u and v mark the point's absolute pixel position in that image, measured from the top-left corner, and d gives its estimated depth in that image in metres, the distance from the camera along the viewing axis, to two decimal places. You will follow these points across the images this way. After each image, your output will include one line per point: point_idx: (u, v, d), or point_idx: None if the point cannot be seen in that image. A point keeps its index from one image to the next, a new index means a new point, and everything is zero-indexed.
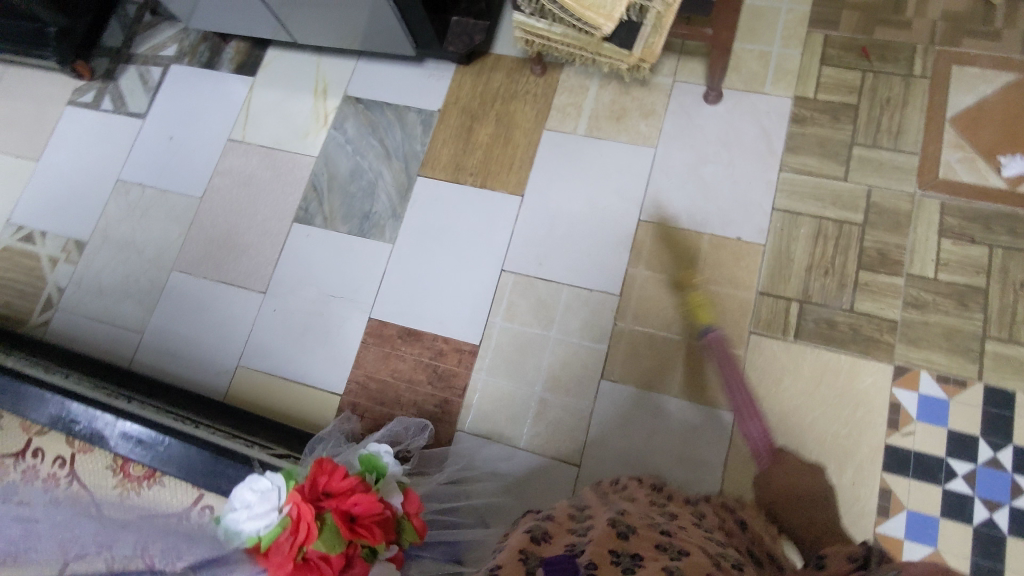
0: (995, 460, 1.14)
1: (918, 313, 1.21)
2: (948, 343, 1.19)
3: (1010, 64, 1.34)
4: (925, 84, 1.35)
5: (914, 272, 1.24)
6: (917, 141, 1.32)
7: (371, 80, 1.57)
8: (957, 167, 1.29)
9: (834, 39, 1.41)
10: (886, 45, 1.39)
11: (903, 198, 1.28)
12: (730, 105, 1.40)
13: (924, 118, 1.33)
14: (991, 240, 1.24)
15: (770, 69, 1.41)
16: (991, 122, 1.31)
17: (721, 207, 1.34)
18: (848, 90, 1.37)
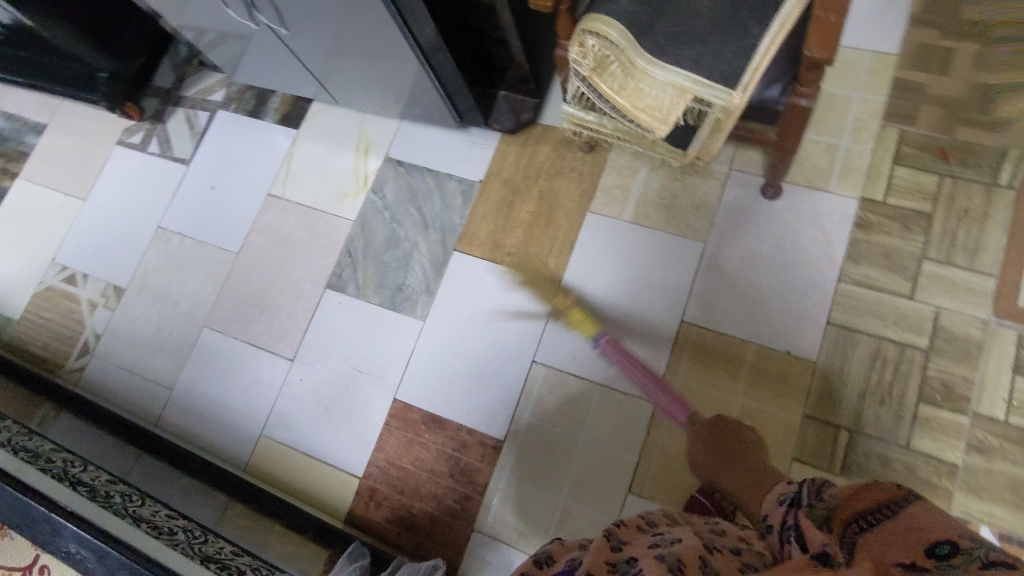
0: None
1: (982, 458, 1.13)
2: (1013, 496, 1.11)
3: None
4: (1009, 197, 1.24)
5: (981, 411, 1.15)
6: (995, 261, 1.21)
7: (413, 143, 1.52)
8: None
9: (910, 137, 1.30)
10: (968, 148, 1.28)
11: (975, 325, 1.19)
12: (790, 201, 1.31)
13: (1005, 235, 1.22)
14: None
15: (837, 166, 1.31)
16: None
17: (770, 316, 1.26)
18: (921, 197, 1.27)
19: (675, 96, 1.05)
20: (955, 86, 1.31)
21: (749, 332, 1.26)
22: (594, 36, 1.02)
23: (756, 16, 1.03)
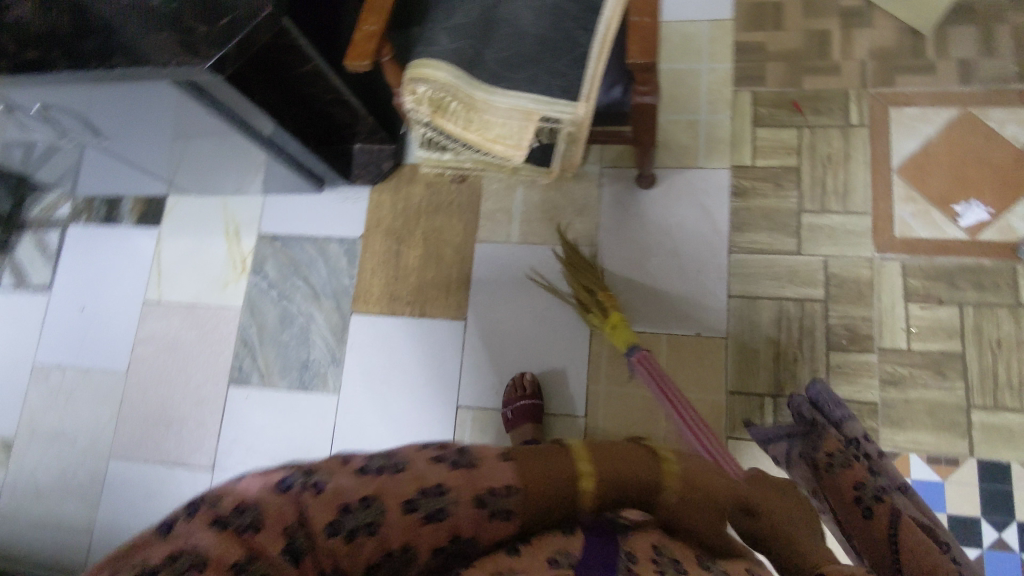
0: (1001, 540, 1.09)
1: (897, 390, 1.17)
2: (933, 419, 1.15)
3: (950, 97, 1.25)
4: (864, 133, 1.27)
5: (886, 346, 1.19)
6: (866, 199, 1.24)
7: (284, 214, 1.45)
8: (912, 222, 1.22)
9: (762, 96, 1.33)
10: (817, 95, 1.31)
11: (861, 264, 1.22)
12: (666, 186, 1.32)
13: (870, 172, 1.25)
14: (960, 298, 1.18)
15: (701, 140, 1.33)
16: (940, 167, 1.23)
17: (674, 303, 1.27)
18: (785, 152, 1.29)
19: (521, 120, 1.05)
20: (791, 38, 1.34)
21: (658, 324, 1.26)
22: (422, 82, 1.00)
23: (579, 24, 1.04)
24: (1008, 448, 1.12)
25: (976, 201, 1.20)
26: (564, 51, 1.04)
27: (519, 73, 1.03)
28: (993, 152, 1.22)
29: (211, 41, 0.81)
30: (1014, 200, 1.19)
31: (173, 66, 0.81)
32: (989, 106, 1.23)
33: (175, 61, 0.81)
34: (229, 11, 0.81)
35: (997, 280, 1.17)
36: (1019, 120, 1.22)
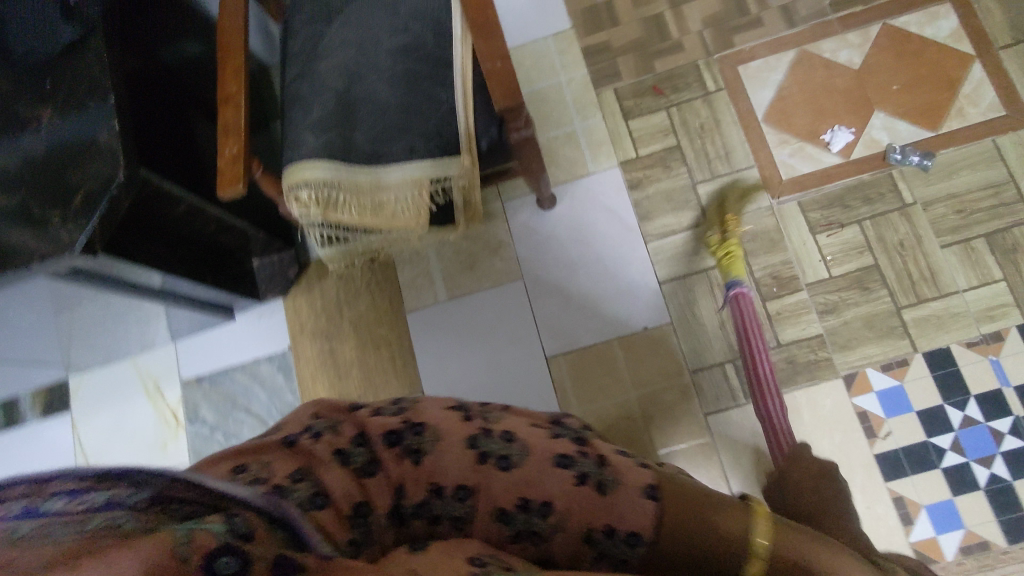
0: (968, 418, 1.17)
1: (835, 316, 1.24)
2: (874, 331, 1.22)
3: (784, 42, 1.35)
4: (724, 96, 1.34)
5: (811, 281, 1.26)
6: (746, 154, 1.32)
7: (203, 352, 1.38)
8: (793, 162, 1.30)
9: (624, 90, 1.38)
10: (671, 75, 1.37)
11: (764, 214, 1.29)
12: (567, 201, 1.36)
13: (741, 129, 1.33)
14: (857, 216, 1.26)
15: (584, 148, 1.37)
16: (799, 106, 1.32)
17: (613, 305, 1.30)
18: (662, 135, 1.35)
19: (412, 189, 1.04)
20: (630, 31, 1.40)
21: (606, 330, 1.29)
22: (303, 186, 0.99)
23: (434, 82, 1.05)
24: (944, 334, 1.20)
25: (840, 126, 1.29)
26: (430, 111, 1.04)
27: (395, 144, 1.03)
28: (836, 78, 1.32)
29: (72, 225, 0.72)
30: (870, 115, 1.29)
31: (37, 263, 0.71)
32: (819, 39, 1.34)
33: (38, 258, 0.71)
34: (79, 188, 0.73)
35: (881, 189, 1.26)
36: (848, 44, 1.33)
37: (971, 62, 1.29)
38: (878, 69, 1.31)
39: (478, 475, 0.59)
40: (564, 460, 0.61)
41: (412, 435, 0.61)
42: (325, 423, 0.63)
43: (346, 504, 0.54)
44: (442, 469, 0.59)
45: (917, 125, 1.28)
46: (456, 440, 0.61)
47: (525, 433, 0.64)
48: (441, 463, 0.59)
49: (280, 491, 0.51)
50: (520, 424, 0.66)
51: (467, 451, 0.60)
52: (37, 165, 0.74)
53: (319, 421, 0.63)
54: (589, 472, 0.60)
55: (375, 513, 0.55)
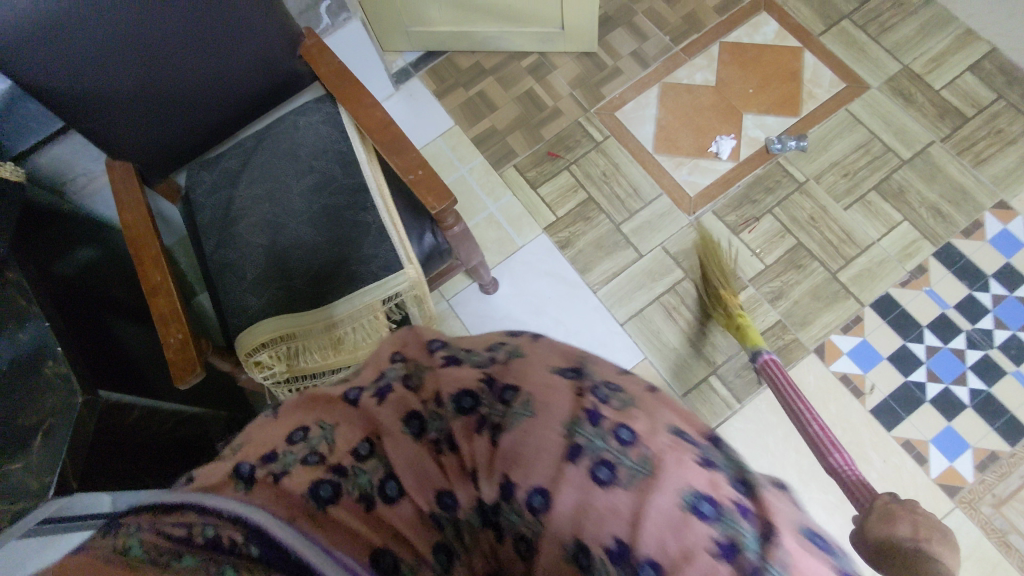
0: (930, 347, 1.25)
1: (785, 300, 1.31)
2: (822, 300, 1.30)
3: (646, 82, 1.49)
4: (614, 141, 1.45)
5: (752, 275, 1.34)
6: (652, 184, 1.41)
7: None
8: (694, 178, 1.41)
9: (523, 163, 1.46)
10: (561, 137, 1.47)
11: (688, 231, 1.37)
12: (509, 279, 1.39)
13: (639, 164, 1.43)
14: (766, 206, 1.38)
15: (506, 226, 1.42)
16: (680, 130, 1.44)
17: None
18: (573, 191, 1.43)
19: (369, 316, 1.01)
20: (510, 110, 1.50)
21: None
22: (260, 348, 0.97)
23: (357, 209, 1.05)
24: (880, 282, 1.30)
25: (720, 137, 1.43)
26: (362, 236, 1.03)
27: (339, 278, 1.01)
28: (701, 99, 1.46)
29: (36, 469, 0.64)
30: (740, 119, 1.44)
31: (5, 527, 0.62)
32: (674, 71, 1.49)
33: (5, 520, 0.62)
34: (35, 428, 0.66)
35: (776, 177, 1.39)
36: (699, 68, 1.49)
37: (802, 53, 1.48)
38: (731, 81, 1.47)
39: (594, 504, 0.38)
40: (709, 512, 0.36)
41: (498, 403, 0.44)
42: (403, 365, 0.51)
43: (419, 496, 0.44)
44: (523, 467, 0.41)
45: (782, 116, 1.43)
46: (557, 432, 0.41)
47: (670, 441, 0.40)
48: (525, 459, 0.41)
49: (344, 471, 0.44)
50: (682, 440, 0.40)
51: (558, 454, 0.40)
52: None
53: (397, 362, 0.51)
54: (748, 552, 0.35)
55: (458, 517, 0.44)
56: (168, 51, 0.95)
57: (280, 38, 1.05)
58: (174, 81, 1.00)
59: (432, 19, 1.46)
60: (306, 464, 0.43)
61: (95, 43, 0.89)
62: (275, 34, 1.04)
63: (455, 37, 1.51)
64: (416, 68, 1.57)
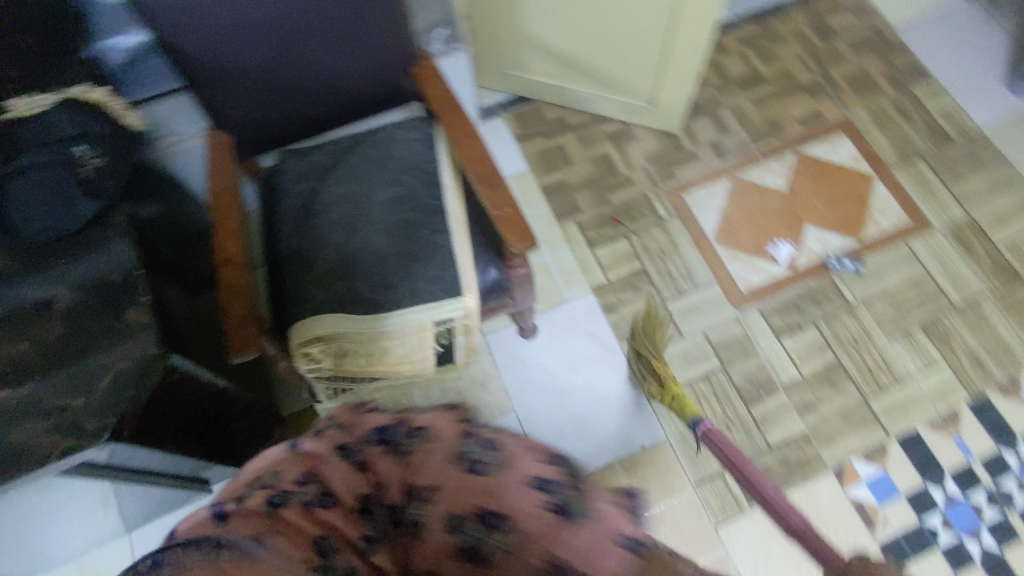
0: (948, 495, 1.24)
1: (814, 413, 1.31)
2: (851, 423, 1.30)
3: (719, 173, 1.54)
4: (677, 221, 1.49)
5: (787, 382, 1.34)
6: (706, 271, 1.44)
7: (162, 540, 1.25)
8: (747, 274, 1.43)
9: (586, 222, 1.50)
10: (627, 206, 1.52)
11: (732, 324, 1.39)
12: (549, 328, 1.40)
13: (697, 249, 1.46)
14: (812, 317, 1.39)
15: (557, 277, 1.45)
16: (742, 226, 1.48)
17: (607, 429, 1.32)
18: (628, 259, 1.46)
19: (417, 334, 1.03)
20: (583, 169, 1.56)
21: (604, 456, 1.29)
22: (313, 342, 1.00)
23: (432, 228, 1.06)
24: (911, 418, 1.30)
25: (781, 241, 1.46)
26: (430, 256, 1.04)
27: (400, 289, 1.02)
28: (768, 201, 1.51)
29: (97, 410, 0.65)
30: (803, 229, 1.47)
31: (57, 458, 0.63)
32: (748, 170, 1.54)
33: (59, 452, 0.63)
34: (107, 369, 0.67)
35: (827, 292, 1.41)
36: (772, 171, 1.54)
37: (873, 180, 1.52)
38: (801, 191, 1.52)
39: (447, 481, 0.63)
40: (545, 490, 0.63)
41: (403, 437, 0.69)
42: (333, 426, 0.72)
43: (347, 498, 0.61)
44: (417, 473, 0.64)
45: (843, 235, 1.47)
46: (443, 447, 0.67)
47: (532, 462, 0.67)
48: (423, 464, 0.65)
49: (287, 494, 0.58)
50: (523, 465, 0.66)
51: (448, 459, 0.65)
52: (53, 351, 0.68)
53: (326, 427, 0.73)
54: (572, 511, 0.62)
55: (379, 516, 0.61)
56: (298, 43, 1.01)
57: (400, 53, 1.10)
58: (294, 71, 1.05)
59: (531, 68, 1.53)
60: (244, 513, 0.53)
61: (238, 20, 0.94)
62: (398, 48, 1.09)
63: (547, 89, 1.58)
64: (503, 109, 1.65)
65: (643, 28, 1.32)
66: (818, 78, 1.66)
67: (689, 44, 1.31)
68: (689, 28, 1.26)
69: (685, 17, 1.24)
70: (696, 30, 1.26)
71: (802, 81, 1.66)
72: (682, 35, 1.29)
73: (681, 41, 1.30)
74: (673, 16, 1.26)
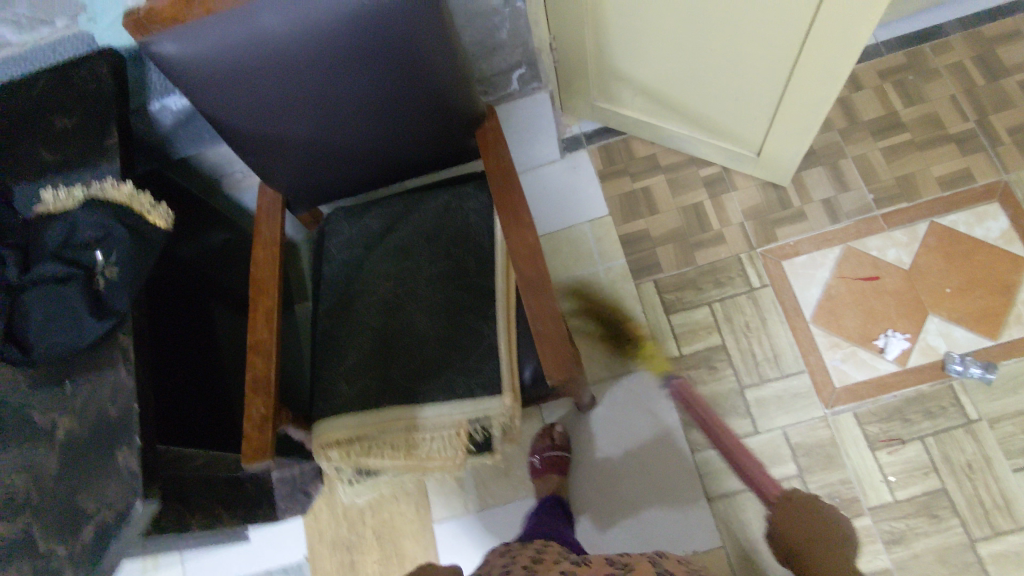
0: None
1: (903, 548, 1.12)
2: (947, 567, 1.10)
3: (828, 239, 1.33)
4: (769, 293, 1.31)
5: (874, 504, 1.15)
6: (796, 357, 1.26)
7: (208, 563, 1.32)
8: (845, 367, 1.24)
9: (665, 282, 1.36)
10: (714, 268, 1.35)
11: (818, 425, 1.21)
12: (606, 403, 1.29)
13: (789, 329, 1.28)
14: (919, 430, 1.18)
15: (624, 343, 1.32)
16: (847, 307, 1.28)
17: (660, 523, 1.20)
18: (707, 332, 1.31)
19: (451, 436, 0.94)
20: (670, 220, 1.40)
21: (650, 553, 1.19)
22: (333, 445, 0.93)
23: (477, 315, 0.99)
24: None
25: (893, 332, 1.25)
26: (470, 346, 0.97)
27: (437, 380, 0.95)
28: (885, 280, 1.29)
29: (80, 560, 0.64)
30: (923, 320, 1.25)
31: None
32: (865, 237, 1.32)
33: None
34: (88, 517, 0.65)
35: (942, 402, 1.19)
36: (895, 243, 1.31)
37: None
38: (928, 270, 1.28)
39: None
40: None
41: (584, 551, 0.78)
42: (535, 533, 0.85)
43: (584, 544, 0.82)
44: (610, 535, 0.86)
45: (975, 333, 1.23)
46: None
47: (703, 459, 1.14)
48: None
49: None
50: None
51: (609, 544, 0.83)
52: (46, 491, 0.66)
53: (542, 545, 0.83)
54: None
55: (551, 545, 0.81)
56: (344, 111, 0.93)
57: (459, 116, 0.99)
58: (343, 137, 0.97)
59: (623, 102, 1.38)
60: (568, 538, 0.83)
61: (280, 94, 0.88)
62: (458, 112, 0.98)
63: (639, 124, 1.42)
64: (589, 140, 1.50)
65: (754, 76, 1.14)
66: (973, 127, 1.37)
67: (809, 98, 1.11)
68: (810, 82, 1.07)
69: (804, 70, 1.05)
70: (818, 86, 1.07)
71: (952, 130, 1.37)
72: (801, 88, 1.10)
73: (799, 93, 1.11)
74: (791, 67, 1.08)
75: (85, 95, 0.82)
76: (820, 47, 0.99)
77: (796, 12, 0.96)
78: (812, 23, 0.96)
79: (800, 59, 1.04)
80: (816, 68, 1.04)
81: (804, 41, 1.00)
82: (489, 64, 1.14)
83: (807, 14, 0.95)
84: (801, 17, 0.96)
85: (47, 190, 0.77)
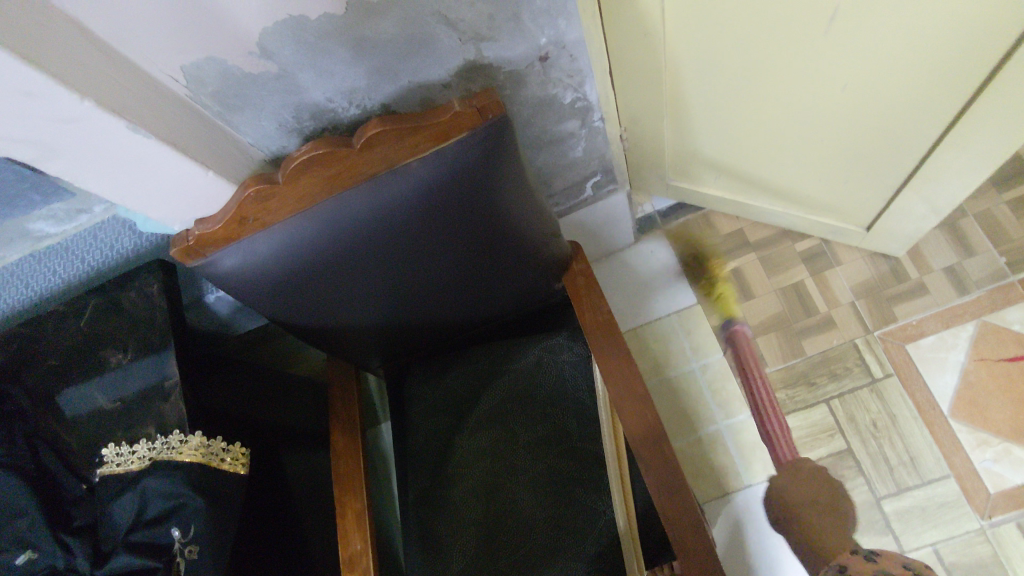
0: None
1: None
2: None
3: (958, 314, 1.17)
4: (896, 382, 1.16)
5: None
6: (937, 459, 1.11)
7: None
8: (999, 468, 1.08)
9: (771, 379, 1.21)
10: (825, 358, 1.20)
11: (975, 541, 1.05)
12: (724, 523, 1.13)
13: (924, 426, 1.13)
14: None
15: (734, 452, 1.17)
16: (992, 395, 1.12)
17: None
18: (828, 434, 1.16)
19: None
20: (767, 304, 1.26)
21: None
22: None
23: (587, 489, 0.84)
24: None
25: None
26: (584, 529, 0.82)
27: (554, 574, 0.81)
28: None
29: None
30: None
31: None
32: (1004, 309, 1.15)
33: None
34: None
35: None
36: None
37: None
38: None
39: None
40: None
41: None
42: None
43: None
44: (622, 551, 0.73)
45: None
46: None
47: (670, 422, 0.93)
48: None
49: None
50: None
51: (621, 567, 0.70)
52: None
53: None
54: None
55: None
56: (422, 292, 0.81)
57: (549, 271, 0.86)
58: (422, 312, 0.86)
59: (704, 182, 1.24)
60: None
61: (351, 290, 0.76)
62: (549, 267, 0.86)
63: (724, 202, 1.27)
64: (664, 220, 1.36)
65: (879, 156, 0.98)
66: None
67: (950, 174, 0.95)
68: (955, 159, 0.92)
69: (952, 145, 0.90)
70: (964, 162, 0.92)
71: None
72: (942, 163, 0.94)
73: (939, 168, 0.95)
74: (929, 146, 0.93)
75: (136, 325, 0.77)
76: (981, 120, 0.83)
77: (951, 91, 0.81)
78: (973, 97, 0.81)
79: (944, 139, 0.89)
80: (965, 145, 0.89)
81: (956, 119, 0.86)
82: (562, 180, 1.01)
83: (965, 92, 0.81)
84: (961, 90, 0.81)
85: (109, 449, 0.69)
